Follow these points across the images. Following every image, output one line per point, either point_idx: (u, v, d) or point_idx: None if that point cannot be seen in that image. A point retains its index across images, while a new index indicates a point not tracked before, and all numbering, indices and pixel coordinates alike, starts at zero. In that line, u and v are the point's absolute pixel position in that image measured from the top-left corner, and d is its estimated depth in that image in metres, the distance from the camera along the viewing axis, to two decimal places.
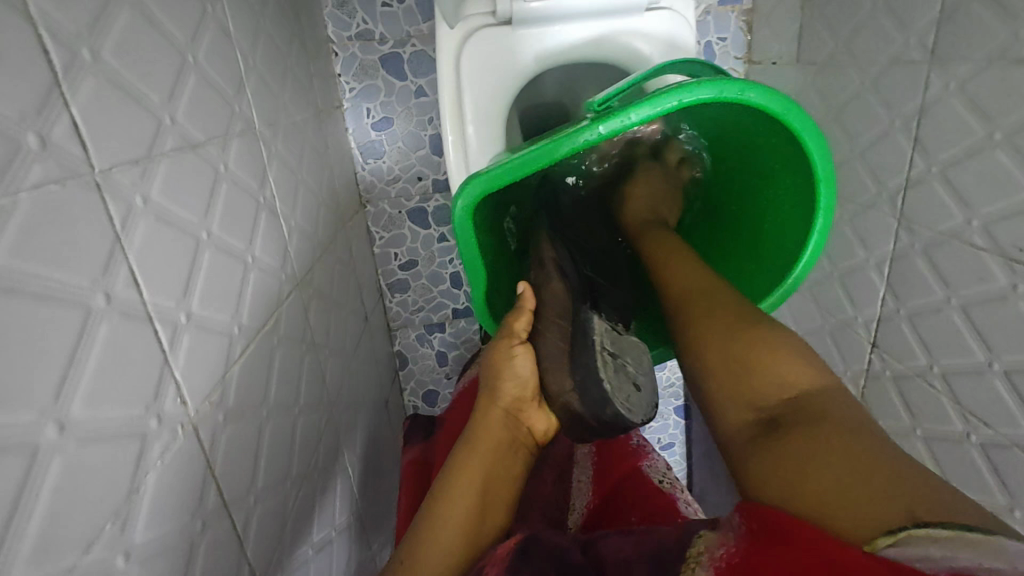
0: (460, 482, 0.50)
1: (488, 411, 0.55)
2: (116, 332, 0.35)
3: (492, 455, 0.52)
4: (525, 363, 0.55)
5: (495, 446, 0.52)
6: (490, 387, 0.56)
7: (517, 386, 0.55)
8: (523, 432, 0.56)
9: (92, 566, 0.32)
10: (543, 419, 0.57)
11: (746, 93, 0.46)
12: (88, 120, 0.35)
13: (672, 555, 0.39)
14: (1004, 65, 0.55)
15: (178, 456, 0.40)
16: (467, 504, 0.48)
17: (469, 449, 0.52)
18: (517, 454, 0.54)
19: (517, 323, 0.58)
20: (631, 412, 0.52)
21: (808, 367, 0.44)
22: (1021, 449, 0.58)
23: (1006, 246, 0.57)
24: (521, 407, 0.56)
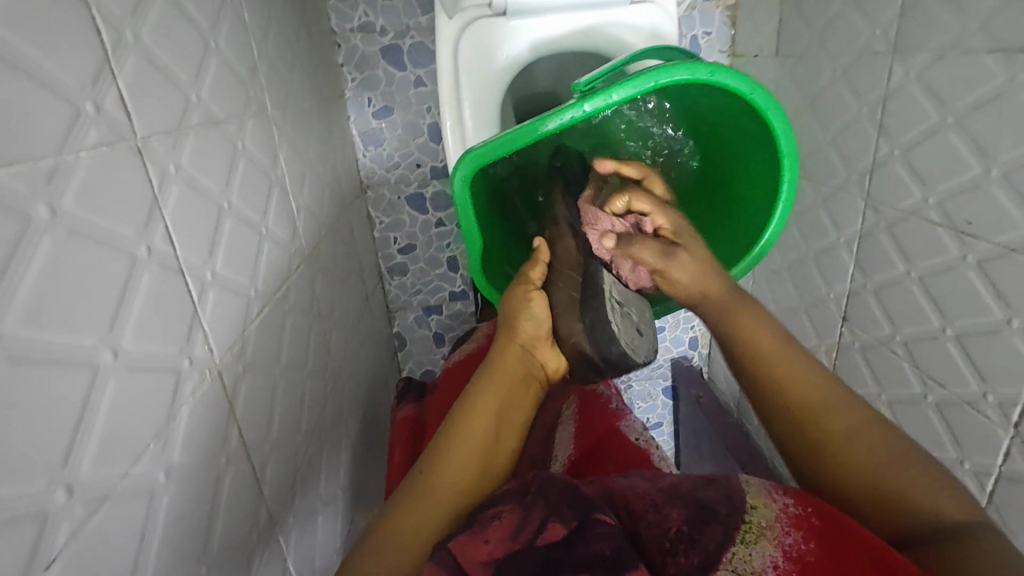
0: (478, 405, 0.55)
1: (504, 346, 0.61)
2: (155, 280, 0.40)
3: (511, 381, 0.58)
4: (540, 307, 0.62)
5: (511, 376, 0.58)
6: (508, 326, 0.62)
7: (532, 325, 0.61)
8: (536, 368, 0.62)
9: (139, 477, 0.37)
10: (554, 357, 0.63)
11: (716, 74, 0.51)
12: (131, 93, 0.40)
13: (723, 511, 0.42)
14: (955, 55, 0.61)
15: (206, 395, 0.45)
16: (484, 424, 0.53)
17: (489, 375, 0.58)
18: (529, 387, 0.60)
19: (531, 272, 0.65)
20: (635, 350, 0.60)
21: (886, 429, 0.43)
22: (970, 406, 0.63)
23: (957, 221, 0.62)
24: (535, 346, 0.62)
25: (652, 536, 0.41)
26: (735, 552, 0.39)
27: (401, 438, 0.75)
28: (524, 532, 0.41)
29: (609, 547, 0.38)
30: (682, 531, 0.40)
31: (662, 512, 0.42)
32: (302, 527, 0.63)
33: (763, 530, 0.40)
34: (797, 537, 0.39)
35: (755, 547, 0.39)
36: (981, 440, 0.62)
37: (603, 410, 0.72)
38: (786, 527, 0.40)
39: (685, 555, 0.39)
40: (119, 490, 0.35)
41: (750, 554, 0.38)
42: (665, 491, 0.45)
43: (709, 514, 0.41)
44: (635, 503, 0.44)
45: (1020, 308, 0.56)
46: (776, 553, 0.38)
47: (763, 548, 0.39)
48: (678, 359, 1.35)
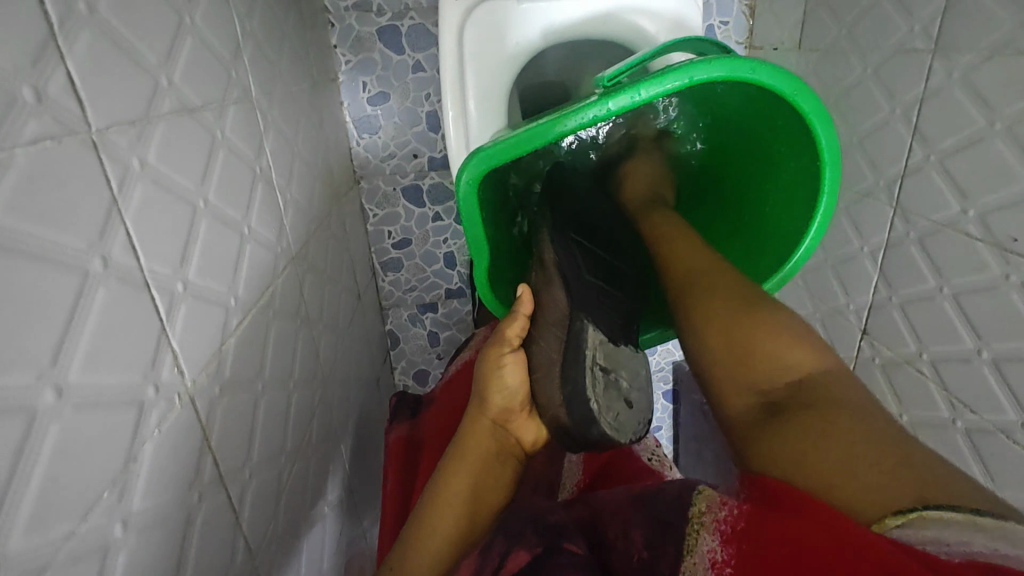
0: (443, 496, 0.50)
1: (475, 419, 0.54)
2: (113, 299, 0.34)
3: (481, 465, 0.52)
4: (514, 374, 0.53)
5: (481, 462, 0.52)
6: (478, 395, 0.54)
7: (503, 396, 0.53)
8: (511, 442, 0.54)
9: (90, 534, 0.31)
10: (533, 428, 0.55)
11: (757, 71, 0.46)
12: (84, 77, 0.34)
13: (673, 515, 0.40)
14: (1006, 56, 0.56)
15: (175, 426, 0.40)
16: (449, 518, 0.49)
17: (457, 457, 0.52)
18: (504, 466, 0.53)
19: (508, 330, 0.55)
20: (618, 431, 0.51)
21: (805, 350, 0.44)
22: (1005, 435, 0.59)
23: (1001, 237, 0.58)
24: (508, 417, 0.54)
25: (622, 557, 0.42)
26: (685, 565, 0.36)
27: (395, 465, 0.71)
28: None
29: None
30: (643, 558, 0.40)
31: (629, 538, 0.42)
32: (286, 556, 0.58)
33: (703, 520, 0.37)
34: (732, 510, 0.37)
35: (698, 550, 0.36)
36: (1017, 472, 0.58)
37: None
38: (724, 504, 0.38)
39: None
40: (63, 555, 0.29)
41: (696, 560, 0.36)
42: (632, 504, 0.45)
43: (665, 525, 0.40)
44: (607, 528, 0.45)
45: None
46: (715, 548, 0.35)
47: (703, 543, 0.36)
48: (680, 363, 1.31)
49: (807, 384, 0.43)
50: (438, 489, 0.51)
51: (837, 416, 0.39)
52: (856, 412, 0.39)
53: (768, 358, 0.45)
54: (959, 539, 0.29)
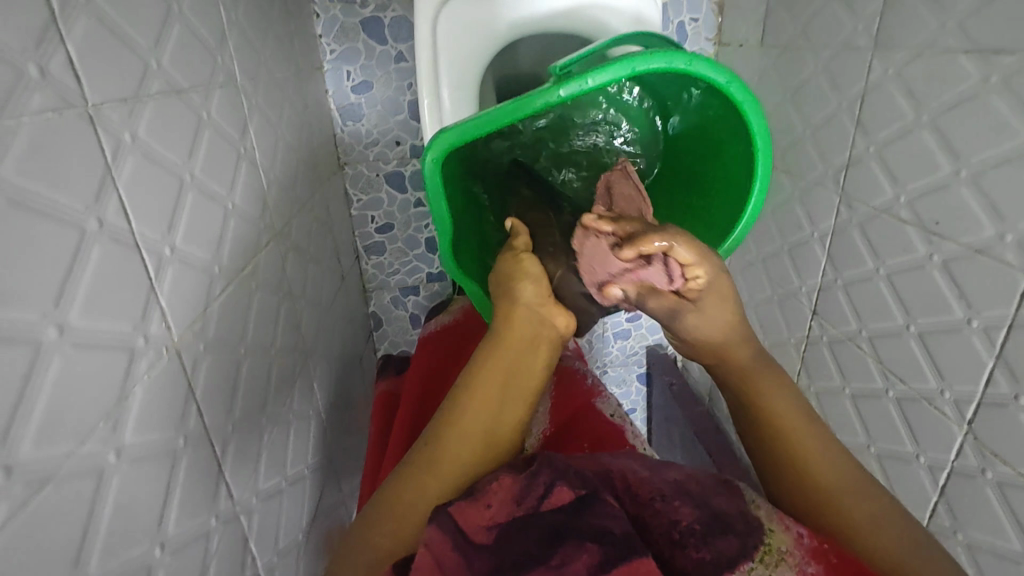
0: (477, 385, 0.49)
1: (509, 312, 0.52)
2: (107, 255, 0.39)
3: (515, 353, 0.51)
4: (534, 266, 0.53)
5: (517, 355, 0.51)
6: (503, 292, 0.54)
7: (534, 287, 0.52)
8: (548, 329, 0.52)
9: (88, 458, 0.36)
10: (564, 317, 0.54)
11: (693, 65, 0.50)
12: (82, 58, 0.38)
13: (738, 524, 0.42)
14: (932, 54, 0.61)
15: (162, 374, 0.44)
16: (486, 399, 0.49)
17: (490, 348, 0.51)
18: (537, 357, 0.52)
19: (518, 240, 0.58)
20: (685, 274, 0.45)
21: (838, 461, 0.47)
22: (927, 402, 0.65)
23: (925, 220, 0.63)
24: (540, 308, 0.52)
25: (658, 530, 0.42)
26: (752, 568, 0.39)
27: (378, 412, 0.78)
28: (525, 500, 0.42)
29: (620, 527, 0.39)
30: (691, 528, 0.42)
31: (672, 506, 0.44)
32: (266, 508, 0.62)
33: (784, 555, 0.40)
34: (818, 568, 0.39)
35: (777, 572, 0.39)
36: (937, 436, 0.64)
37: (579, 385, 0.74)
38: (806, 557, 0.40)
39: (695, 549, 0.40)
40: (63, 472, 0.34)
41: (769, 573, 0.38)
42: (674, 487, 0.46)
43: (726, 525, 0.42)
44: (639, 491, 0.46)
45: (980, 308, 0.57)
46: None
47: (785, 572, 0.38)
48: (653, 347, 1.36)
49: (840, 501, 0.45)
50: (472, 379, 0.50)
51: (883, 526, 0.44)
52: (886, 517, 0.45)
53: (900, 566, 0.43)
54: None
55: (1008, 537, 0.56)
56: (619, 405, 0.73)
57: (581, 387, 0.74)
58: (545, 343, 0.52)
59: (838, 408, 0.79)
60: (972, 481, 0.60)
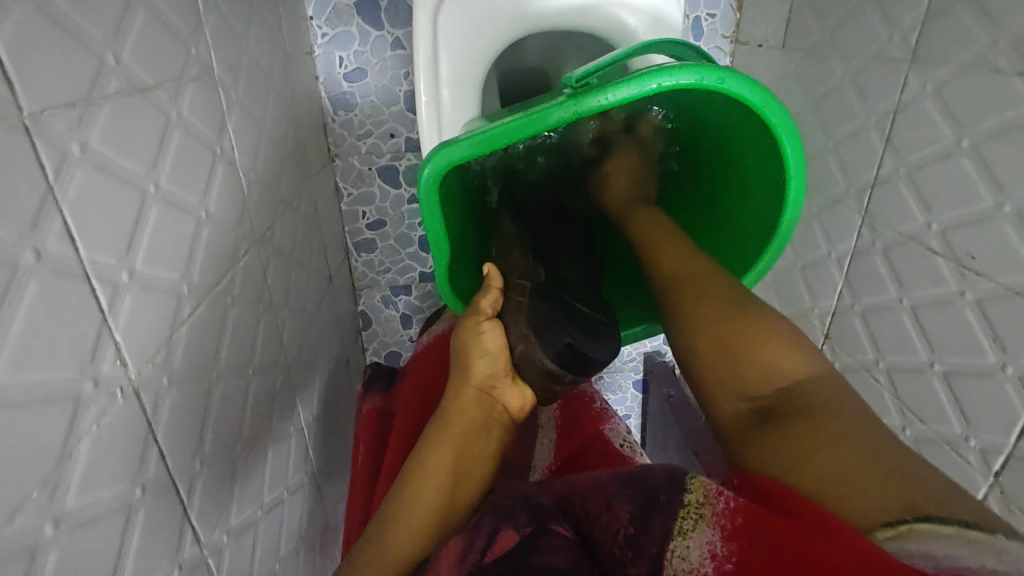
0: (428, 466, 0.46)
1: (458, 387, 0.52)
2: (46, 293, 0.33)
3: (467, 434, 0.49)
4: (495, 339, 0.53)
5: (469, 429, 0.49)
6: (460, 368, 0.53)
7: (485, 361, 0.52)
8: (499, 411, 0.52)
9: (18, 535, 0.31)
10: (518, 394, 0.54)
11: (726, 82, 0.45)
12: (15, 57, 0.32)
13: (660, 494, 0.38)
14: (978, 73, 0.56)
15: (116, 420, 0.39)
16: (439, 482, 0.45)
17: (442, 427, 0.49)
18: (488, 437, 0.50)
19: (483, 301, 0.55)
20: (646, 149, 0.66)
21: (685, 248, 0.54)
22: (949, 446, 0.61)
23: (959, 254, 0.59)
24: (495, 383, 0.52)
25: (605, 541, 0.39)
26: (675, 546, 0.35)
27: (367, 434, 0.73)
28: (468, 559, 0.37)
29: (563, 561, 0.35)
30: (629, 534, 0.38)
31: (612, 511, 0.39)
32: (238, 544, 0.57)
33: (700, 509, 0.36)
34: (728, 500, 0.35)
35: (693, 537, 0.35)
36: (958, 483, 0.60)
37: (585, 410, 0.67)
38: (720, 490, 0.36)
39: (632, 565, 0.36)
40: None
41: (690, 548, 0.34)
42: (619, 479, 0.41)
43: (653, 503, 0.38)
44: (590, 503, 0.42)
45: (1015, 355, 0.53)
46: (713, 539, 0.34)
47: (700, 532, 0.34)
48: (651, 353, 1.32)
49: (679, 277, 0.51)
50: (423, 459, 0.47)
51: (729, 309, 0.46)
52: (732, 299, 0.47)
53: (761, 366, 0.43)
54: (946, 553, 0.28)
55: None
56: (628, 433, 0.66)
57: (589, 411, 0.67)
58: (496, 423, 0.51)
59: None
60: None
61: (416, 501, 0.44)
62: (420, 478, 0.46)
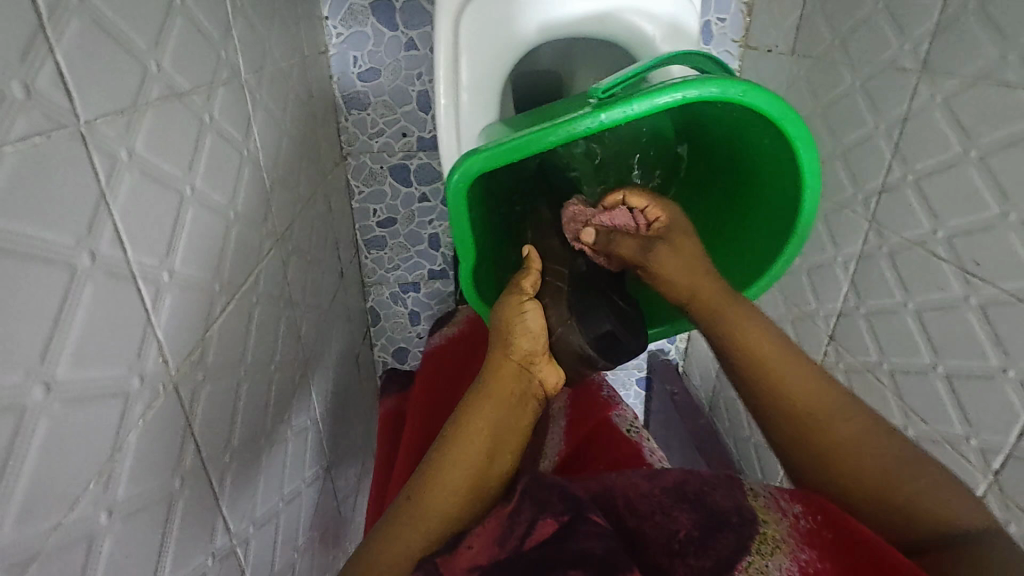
0: (462, 438, 0.47)
1: (498, 361, 0.50)
2: (101, 293, 0.35)
3: (502, 411, 0.48)
4: (535, 319, 0.51)
5: (504, 406, 0.48)
6: (498, 338, 0.52)
7: (528, 339, 0.50)
8: (534, 387, 0.51)
9: (77, 524, 0.33)
10: (555, 372, 0.52)
11: (747, 95, 0.47)
12: (73, 68, 0.33)
13: (731, 517, 0.40)
14: (987, 85, 0.57)
15: (159, 415, 0.40)
16: (472, 456, 0.46)
17: (478, 399, 0.49)
18: (523, 414, 0.49)
19: (524, 281, 0.54)
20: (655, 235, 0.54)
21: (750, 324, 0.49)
22: (950, 446, 0.63)
23: (965, 260, 0.60)
24: (532, 360, 0.51)
25: (657, 539, 0.40)
26: (751, 561, 0.36)
27: (384, 434, 0.76)
28: (507, 543, 0.39)
29: (599, 546, 0.36)
30: (690, 534, 0.39)
31: (669, 515, 0.41)
32: (262, 534, 0.59)
33: (779, 543, 0.38)
34: (812, 553, 0.37)
35: (771, 559, 0.36)
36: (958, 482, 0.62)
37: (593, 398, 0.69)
38: (800, 543, 0.38)
39: (695, 557, 0.37)
40: (50, 545, 0.31)
41: (766, 565, 0.36)
42: (671, 493, 0.43)
43: (721, 522, 0.39)
44: (637, 503, 0.43)
45: (1017, 358, 0.55)
46: (792, 566, 0.36)
47: (778, 558, 0.36)
48: (655, 351, 1.34)
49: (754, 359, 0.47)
50: (458, 432, 0.47)
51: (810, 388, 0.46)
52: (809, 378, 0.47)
53: (839, 429, 0.44)
54: None
55: None
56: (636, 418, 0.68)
57: (597, 398, 0.69)
58: (532, 400, 0.50)
59: None
60: None
61: (455, 474, 0.45)
62: (460, 453, 0.46)
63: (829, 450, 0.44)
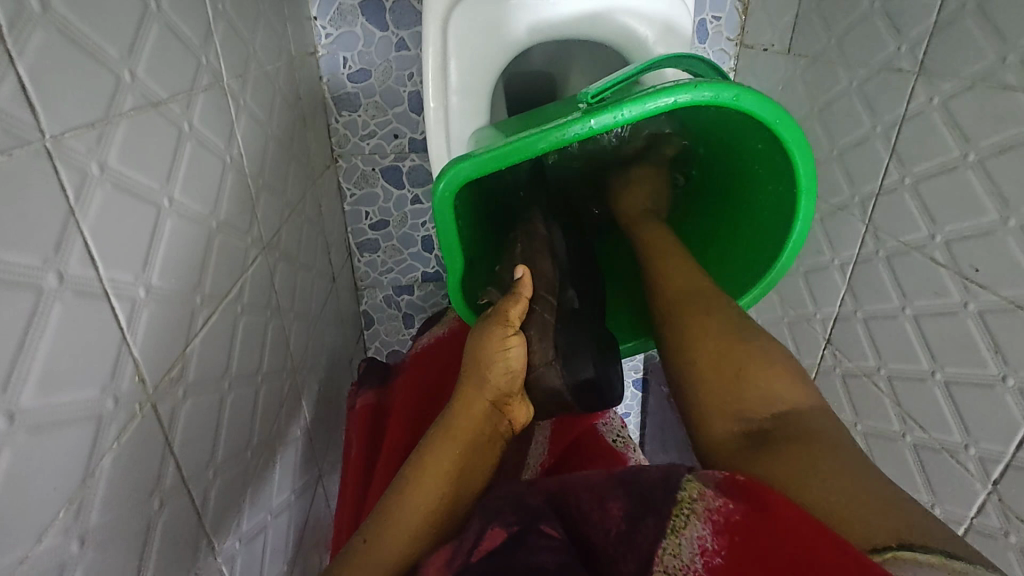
0: (429, 474, 0.47)
1: (472, 399, 0.51)
2: (71, 314, 0.34)
3: (471, 446, 0.50)
4: (516, 358, 0.52)
5: (474, 442, 0.50)
6: (476, 372, 0.52)
7: (505, 378, 0.52)
8: (502, 424, 0.52)
9: (46, 555, 0.32)
10: (524, 411, 0.54)
11: (741, 99, 0.45)
12: (37, 81, 0.32)
13: (658, 493, 0.38)
14: (986, 87, 0.56)
15: (136, 436, 0.39)
16: (434, 491, 0.47)
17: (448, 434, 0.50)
18: (489, 450, 0.51)
19: (511, 311, 0.53)
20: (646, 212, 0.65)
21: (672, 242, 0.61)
22: (949, 454, 0.62)
23: (963, 266, 0.59)
24: (505, 400, 0.52)
25: (601, 542, 0.38)
26: (666, 546, 0.35)
27: (359, 431, 0.74)
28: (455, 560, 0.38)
29: (551, 561, 0.35)
30: (621, 531, 0.38)
31: (605, 510, 0.40)
32: (249, 549, 0.58)
33: (693, 506, 0.36)
34: (726, 502, 0.35)
35: (684, 535, 0.34)
36: (958, 489, 0.61)
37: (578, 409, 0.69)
38: (717, 493, 0.36)
39: (624, 561, 0.36)
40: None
41: (680, 545, 0.34)
42: (614, 479, 0.42)
43: (649, 503, 0.38)
44: (584, 503, 0.41)
45: (1017, 367, 0.54)
46: (704, 535, 0.34)
47: (691, 528, 0.34)
48: (652, 353, 1.32)
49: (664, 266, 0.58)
50: (424, 465, 0.48)
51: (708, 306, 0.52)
52: (718, 297, 0.53)
53: (724, 354, 0.47)
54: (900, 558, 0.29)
55: None
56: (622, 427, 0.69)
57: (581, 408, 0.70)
58: (499, 437, 0.52)
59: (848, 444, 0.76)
60: (992, 542, 0.57)
61: (418, 507, 0.46)
62: (425, 490, 0.47)
63: (719, 375, 0.46)
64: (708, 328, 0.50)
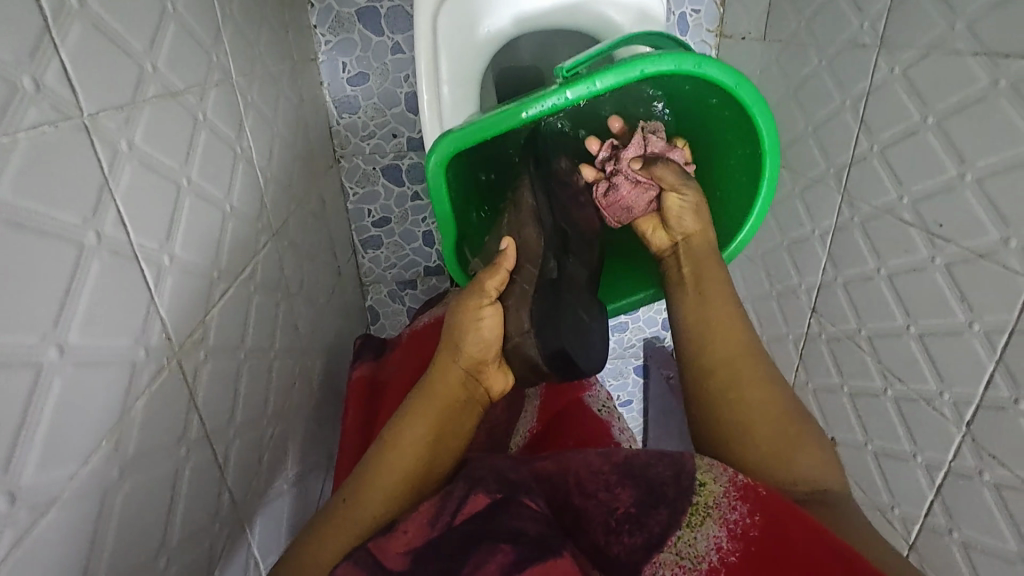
0: (405, 437, 0.51)
1: (447, 366, 0.55)
2: (107, 269, 0.38)
3: (448, 411, 0.53)
4: (490, 328, 0.55)
5: (450, 407, 0.53)
6: (453, 341, 0.56)
7: (480, 348, 0.55)
8: (479, 390, 0.56)
9: (90, 477, 0.36)
10: (501, 379, 0.57)
11: (702, 66, 0.50)
12: (76, 65, 0.37)
13: (670, 490, 0.44)
14: (939, 54, 0.60)
15: (164, 387, 0.44)
16: (409, 453, 0.50)
17: (426, 399, 0.53)
18: (465, 417, 0.54)
19: (489, 283, 0.56)
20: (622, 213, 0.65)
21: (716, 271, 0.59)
22: (925, 403, 0.65)
23: (929, 222, 0.63)
24: (480, 366, 0.56)
25: (599, 515, 0.43)
26: (680, 535, 0.41)
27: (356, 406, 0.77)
28: (440, 519, 0.41)
29: (532, 528, 0.39)
30: (628, 512, 0.43)
31: (612, 492, 0.45)
32: (266, 511, 0.62)
33: (709, 510, 0.42)
34: (742, 511, 0.41)
35: (699, 530, 0.41)
36: (936, 435, 0.64)
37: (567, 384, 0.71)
38: (732, 502, 0.42)
39: (629, 535, 0.42)
40: (68, 494, 0.34)
41: (695, 536, 0.41)
42: (619, 469, 0.46)
43: (659, 495, 0.44)
44: (586, 482, 0.46)
45: (981, 312, 0.58)
46: (719, 534, 0.40)
47: (708, 527, 0.41)
48: (651, 339, 1.34)
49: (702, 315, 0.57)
50: (402, 429, 0.52)
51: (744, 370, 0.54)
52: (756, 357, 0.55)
53: (759, 422, 0.51)
54: None
55: (1005, 537, 0.56)
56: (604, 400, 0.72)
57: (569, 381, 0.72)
58: (476, 403, 0.56)
59: (836, 405, 0.79)
60: (969, 482, 0.60)
61: (395, 467, 0.50)
62: (400, 453, 0.50)
63: (757, 442, 0.50)
64: (748, 384, 0.53)
